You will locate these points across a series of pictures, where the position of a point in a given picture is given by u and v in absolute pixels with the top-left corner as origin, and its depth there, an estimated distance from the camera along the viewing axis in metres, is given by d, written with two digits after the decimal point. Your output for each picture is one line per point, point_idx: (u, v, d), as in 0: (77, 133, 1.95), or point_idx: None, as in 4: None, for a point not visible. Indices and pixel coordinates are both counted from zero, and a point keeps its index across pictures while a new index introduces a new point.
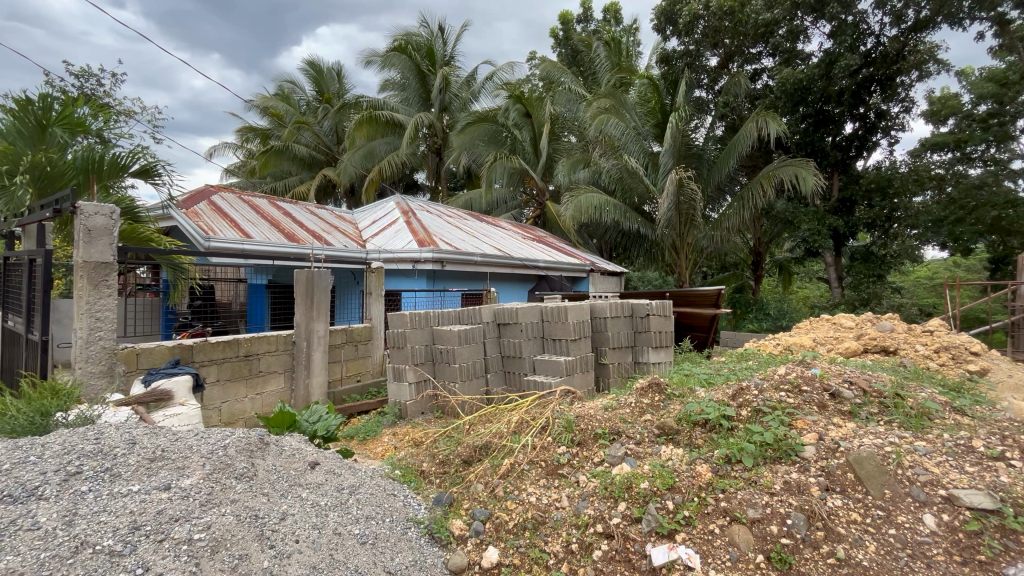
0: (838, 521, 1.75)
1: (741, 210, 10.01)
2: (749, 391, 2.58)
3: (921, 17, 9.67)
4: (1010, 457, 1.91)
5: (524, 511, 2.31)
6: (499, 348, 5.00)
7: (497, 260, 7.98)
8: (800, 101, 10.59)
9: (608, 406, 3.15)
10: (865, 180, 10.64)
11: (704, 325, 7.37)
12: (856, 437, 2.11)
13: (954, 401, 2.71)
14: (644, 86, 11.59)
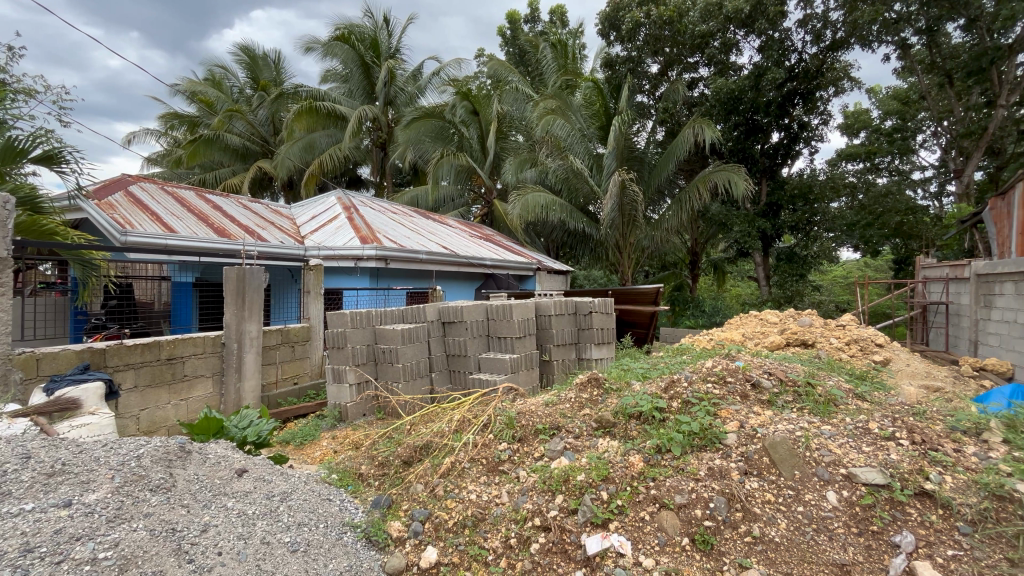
0: (754, 502, 1.87)
1: (679, 212, 10.50)
2: (679, 383, 2.72)
3: (838, 38, 10.53)
4: (900, 437, 2.08)
5: (463, 509, 2.31)
6: (444, 347, 4.96)
7: (443, 258, 7.89)
8: (732, 109, 11.26)
9: (549, 402, 3.21)
10: (790, 186, 11.49)
11: (644, 321, 7.68)
12: (771, 424, 2.27)
13: (857, 388, 2.99)
14: (589, 89, 11.86)
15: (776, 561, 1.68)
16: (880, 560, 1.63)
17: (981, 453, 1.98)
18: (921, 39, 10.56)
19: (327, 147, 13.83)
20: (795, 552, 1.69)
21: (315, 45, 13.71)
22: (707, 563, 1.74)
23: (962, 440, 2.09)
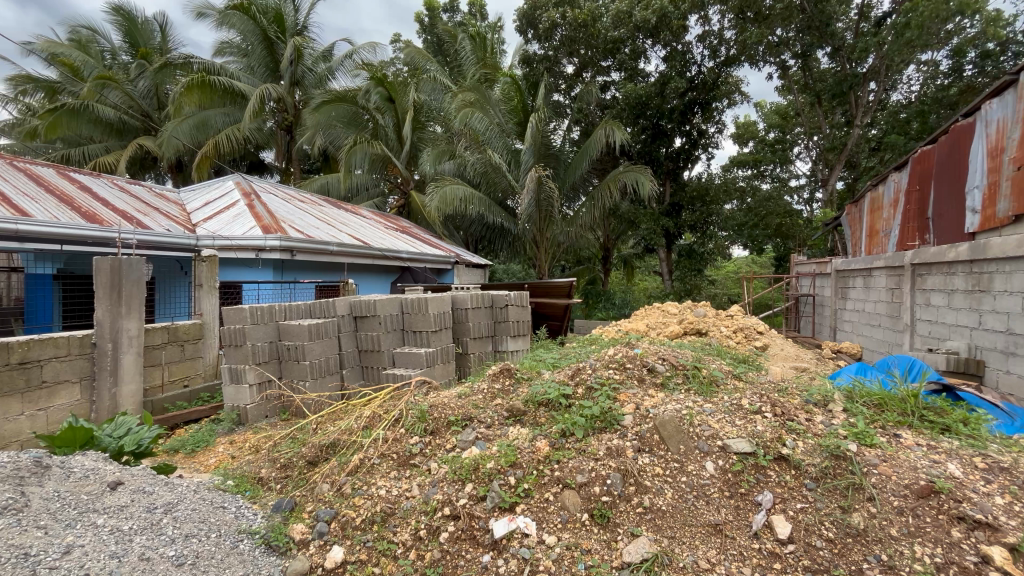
0: (646, 476, 2.04)
1: (593, 209, 10.95)
2: (584, 370, 2.91)
3: (731, 55, 11.50)
4: (765, 410, 2.35)
5: (372, 505, 2.28)
6: (356, 342, 4.78)
7: (355, 250, 7.56)
8: (640, 114, 12.02)
9: (462, 394, 3.25)
10: (690, 188, 12.53)
11: (558, 313, 8.06)
12: (662, 405, 2.48)
13: (735, 369, 3.39)
14: (507, 85, 11.99)
15: (661, 527, 1.85)
16: (746, 518, 1.84)
17: (826, 420, 2.31)
18: (798, 62, 11.99)
19: (224, 127, 12.64)
20: (677, 518, 1.87)
21: (208, 11, 12.41)
22: (603, 535, 1.88)
23: (812, 410, 2.43)
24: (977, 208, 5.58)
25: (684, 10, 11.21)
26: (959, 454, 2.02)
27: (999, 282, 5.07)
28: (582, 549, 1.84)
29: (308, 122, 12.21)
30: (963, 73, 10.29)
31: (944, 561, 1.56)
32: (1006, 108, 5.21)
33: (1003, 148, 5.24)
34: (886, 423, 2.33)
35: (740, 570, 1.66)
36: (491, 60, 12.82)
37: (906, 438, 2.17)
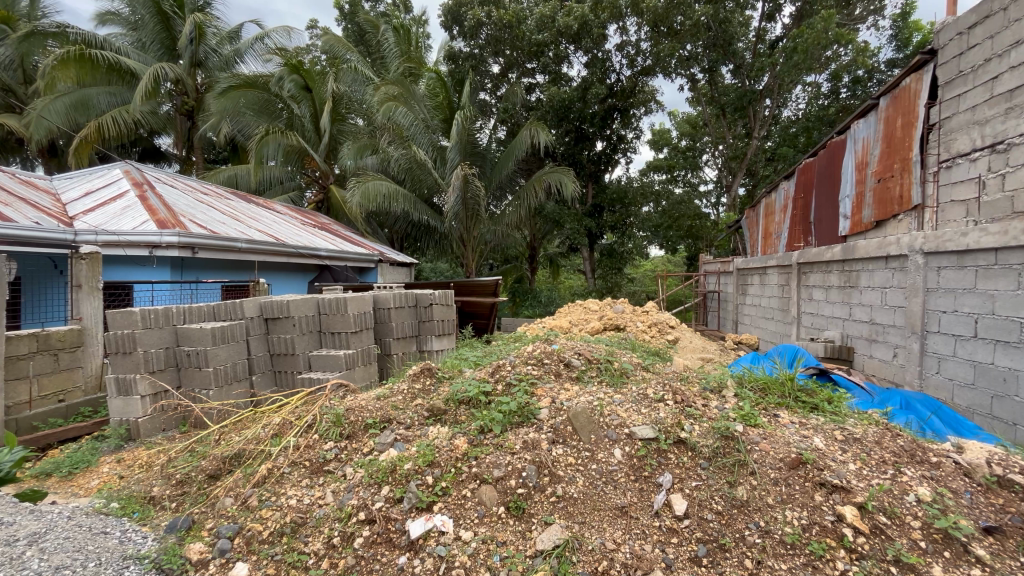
0: (559, 466, 2.13)
1: (518, 208, 11.12)
2: (504, 367, 2.98)
3: (646, 65, 12.23)
4: (667, 398, 2.55)
5: (281, 516, 2.17)
6: (267, 346, 4.49)
7: (267, 248, 7.09)
8: (563, 117, 12.41)
9: (381, 395, 3.19)
10: (610, 190, 13.16)
11: (485, 312, 8.08)
12: (575, 398, 2.60)
13: (644, 361, 3.64)
14: (431, 81, 11.82)
15: (573, 514, 1.93)
16: (649, 499, 1.97)
17: (719, 405, 2.54)
18: (705, 77, 13.02)
19: (109, 108, 11.28)
20: (587, 503, 1.97)
21: None
22: (518, 526, 1.93)
23: (708, 396, 2.66)
24: (849, 214, 6.39)
25: (603, 20, 11.68)
26: (823, 429, 2.32)
27: (864, 279, 5.85)
28: (497, 541, 1.88)
29: (213, 108, 11.23)
30: (839, 95, 11.72)
31: (809, 522, 1.76)
32: (870, 128, 6.02)
33: (867, 162, 6.04)
34: (767, 404, 2.62)
35: (642, 547, 1.78)
36: (416, 54, 12.56)
37: (783, 417, 2.45)
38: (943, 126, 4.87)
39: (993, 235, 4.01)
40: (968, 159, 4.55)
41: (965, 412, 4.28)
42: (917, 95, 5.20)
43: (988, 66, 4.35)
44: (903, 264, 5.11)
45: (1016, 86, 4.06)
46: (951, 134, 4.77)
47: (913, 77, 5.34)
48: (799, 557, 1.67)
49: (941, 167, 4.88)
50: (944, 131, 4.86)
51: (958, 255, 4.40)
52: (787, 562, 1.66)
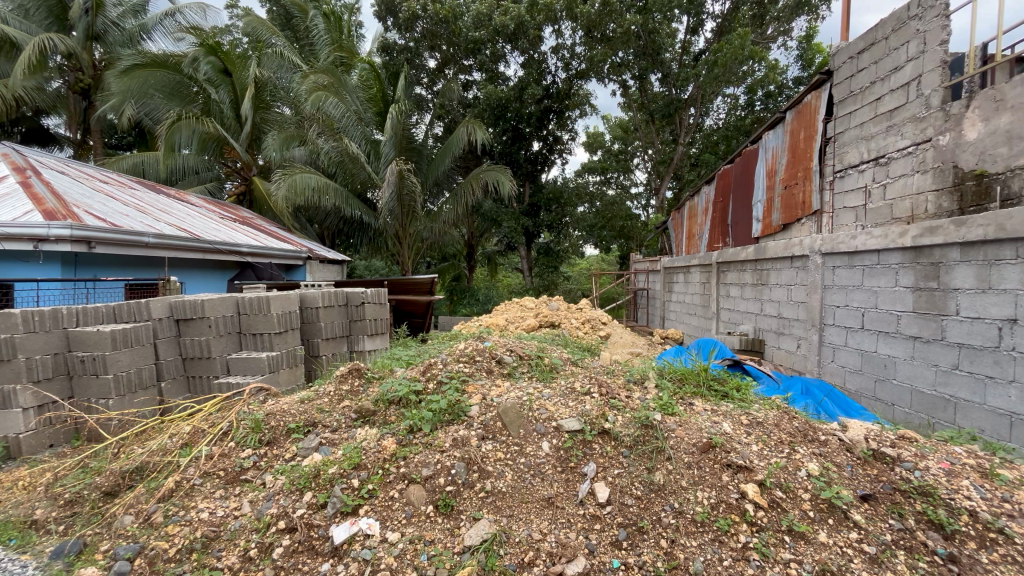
0: (488, 462, 2.15)
1: (455, 206, 11.03)
2: (436, 365, 2.97)
3: (581, 69, 12.61)
4: (593, 391, 2.65)
5: (190, 531, 2.01)
6: (177, 349, 4.13)
7: (179, 243, 6.52)
8: (500, 115, 12.48)
9: (305, 399, 3.07)
10: (546, 190, 13.43)
11: (420, 310, 7.99)
12: (505, 394, 2.64)
13: (574, 356, 3.77)
14: (364, 72, 11.45)
15: (501, 508, 1.96)
16: (574, 489, 2.04)
17: (641, 396, 2.68)
18: (636, 83, 13.64)
19: None
20: (515, 497, 2.01)
21: None
22: (447, 523, 1.93)
23: (631, 388, 2.81)
24: (760, 218, 6.97)
25: (539, 21, 11.85)
26: (731, 414, 2.52)
27: (773, 277, 6.40)
28: (425, 540, 1.86)
29: (114, 87, 10.22)
30: (754, 107, 12.73)
31: (717, 501, 1.90)
32: (778, 139, 6.59)
33: (776, 170, 6.62)
34: (684, 394, 2.80)
35: (567, 536, 1.83)
36: (347, 43, 12.08)
37: (697, 405, 2.63)
38: (837, 140, 5.43)
39: (876, 238, 4.53)
40: (857, 170, 5.11)
41: (854, 395, 4.81)
42: (817, 110, 5.76)
43: (873, 88, 4.89)
44: (805, 263, 5.65)
45: (894, 107, 4.60)
46: (843, 147, 5.33)
47: (814, 94, 5.91)
48: (707, 533, 1.80)
49: (836, 176, 5.44)
50: (838, 144, 5.41)
51: (848, 256, 4.93)
52: (697, 538, 1.78)
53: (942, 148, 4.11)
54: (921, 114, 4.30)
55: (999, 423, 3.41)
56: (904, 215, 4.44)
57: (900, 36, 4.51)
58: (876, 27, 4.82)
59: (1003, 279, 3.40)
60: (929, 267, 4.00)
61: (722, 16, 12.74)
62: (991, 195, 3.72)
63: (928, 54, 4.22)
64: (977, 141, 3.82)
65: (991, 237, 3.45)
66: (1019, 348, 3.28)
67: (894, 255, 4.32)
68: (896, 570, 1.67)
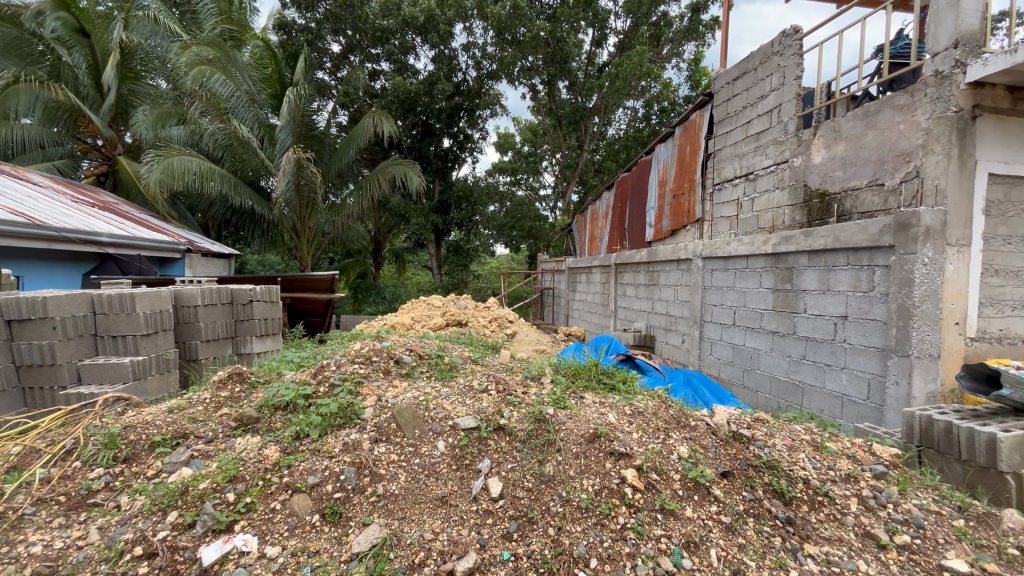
0: (380, 464, 2.11)
1: (360, 199, 10.53)
2: (328, 367, 2.83)
3: (492, 69, 12.73)
4: (490, 388, 2.71)
5: (15, 570, 1.70)
6: (10, 356, 3.48)
7: (12, 228, 5.46)
8: (409, 109, 12.19)
9: (174, 408, 2.77)
10: (456, 188, 13.37)
11: (320, 310, 7.56)
12: (401, 395, 2.60)
13: (476, 354, 3.80)
14: (258, 49, 10.47)
15: (392, 510, 1.92)
16: (467, 486, 2.06)
17: (536, 391, 2.78)
18: (545, 89, 14.10)
19: None
20: (408, 498, 1.98)
21: None
22: (334, 532, 1.85)
23: (528, 384, 2.91)
24: (652, 223, 7.57)
25: (449, 17, 11.76)
26: (617, 405, 2.72)
27: (663, 278, 6.98)
28: (309, 551, 1.77)
29: None
30: (651, 121, 13.78)
31: (600, 487, 2.01)
32: (668, 151, 7.21)
33: (666, 180, 7.22)
34: (576, 388, 2.96)
35: (459, 533, 1.85)
36: (238, 16, 11.03)
37: (587, 398, 2.79)
38: (716, 155, 6.06)
39: (745, 245, 5.14)
40: (731, 183, 5.74)
41: (727, 383, 5.42)
42: (700, 128, 6.39)
43: (744, 112, 5.53)
44: (689, 266, 6.23)
45: (761, 130, 5.23)
46: (720, 162, 5.95)
47: (698, 113, 6.54)
48: (590, 518, 1.90)
49: (714, 188, 6.07)
50: (716, 160, 6.05)
51: (723, 260, 5.55)
52: (582, 524, 1.88)
53: (797, 169, 4.75)
54: (781, 138, 4.94)
55: (834, 403, 4.05)
56: (767, 225, 5.08)
57: (766, 68, 5.13)
58: (748, 58, 5.44)
59: (838, 283, 4.03)
60: (784, 271, 4.62)
61: (624, 33, 13.62)
62: (830, 211, 4.40)
63: (786, 87, 4.86)
64: (821, 165, 4.48)
65: (830, 247, 4.08)
66: (848, 340, 3.92)
67: (759, 260, 4.95)
68: (745, 535, 1.92)
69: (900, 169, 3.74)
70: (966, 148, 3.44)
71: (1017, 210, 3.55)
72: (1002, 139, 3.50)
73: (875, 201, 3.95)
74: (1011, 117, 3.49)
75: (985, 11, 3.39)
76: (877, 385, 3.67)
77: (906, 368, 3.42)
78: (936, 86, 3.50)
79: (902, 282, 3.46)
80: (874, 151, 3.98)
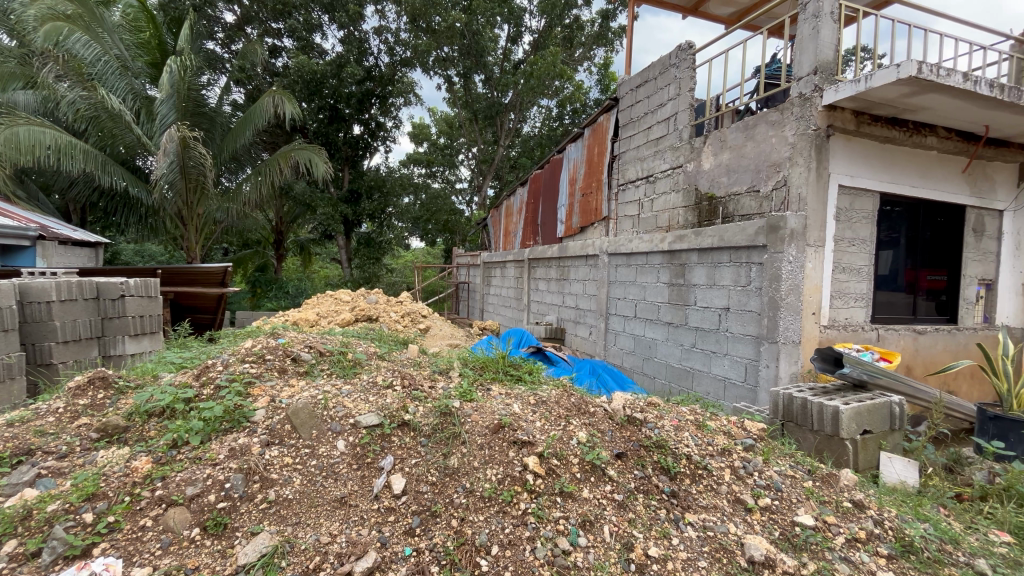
0: (272, 469, 1.99)
1: (258, 185, 9.67)
2: (213, 368, 2.61)
3: (405, 56, 12.35)
4: (395, 384, 2.65)
5: None
6: None
7: None
8: (315, 91, 11.47)
9: (17, 420, 2.38)
10: (368, 177, 12.81)
11: (210, 306, 6.90)
12: (298, 394, 2.47)
13: (382, 350, 3.69)
14: (133, 9, 9.21)
15: (285, 516, 1.82)
16: (368, 485, 2.01)
17: (443, 385, 2.78)
18: (461, 81, 13.99)
19: None
20: (304, 503, 1.88)
21: None
22: (216, 545, 1.71)
23: (435, 378, 2.90)
24: (563, 220, 7.85)
25: None
26: (521, 396, 2.80)
27: (572, 273, 7.27)
28: (187, 569, 1.61)
29: None
30: (564, 120, 14.23)
31: (503, 475, 2.05)
32: (578, 151, 7.51)
33: (576, 179, 7.52)
34: (483, 380, 3.00)
35: (359, 533, 1.79)
36: None
37: (494, 390, 2.84)
38: (620, 157, 6.43)
39: (646, 242, 5.52)
40: (634, 185, 6.13)
41: (629, 371, 5.80)
42: (607, 130, 6.73)
43: (646, 118, 5.92)
44: (596, 261, 6.56)
45: (660, 136, 5.63)
46: (624, 165, 6.32)
47: (605, 116, 6.88)
48: (493, 507, 1.93)
49: (619, 188, 6.43)
50: (621, 162, 6.41)
51: (627, 256, 5.92)
52: (484, 513, 1.91)
53: (689, 173, 5.19)
54: (676, 145, 5.37)
55: (718, 386, 4.50)
56: (664, 225, 5.49)
57: (664, 78, 5.52)
58: (649, 67, 5.81)
59: (722, 278, 4.48)
60: (678, 267, 5.04)
61: (538, 33, 13.89)
62: (715, 214, 4.86)
63: (681, 97, 5.28)
64: (709, 170, 4.94)
65: (716, 245, 4.52)
66: (730, 329, 4.38)
67: (657, 256, 5.35)
68: (635, 510, 2.08)
69: (772, 178, 4.23)
70: (822, 162, 3.98)
71: (859, 216, 4.19)
72: (849, 156, 4.10)
73: (751, 205, 4.44)
74: (855, 137, 4.09)
75: (838, 45, 3.94)
76: (752, 369, 4.14)
77: (774, 353, 3.91)
78: (800, 106, 4.00)
79: (772, 278, 3.94)
80: (751, 161, 4.47)
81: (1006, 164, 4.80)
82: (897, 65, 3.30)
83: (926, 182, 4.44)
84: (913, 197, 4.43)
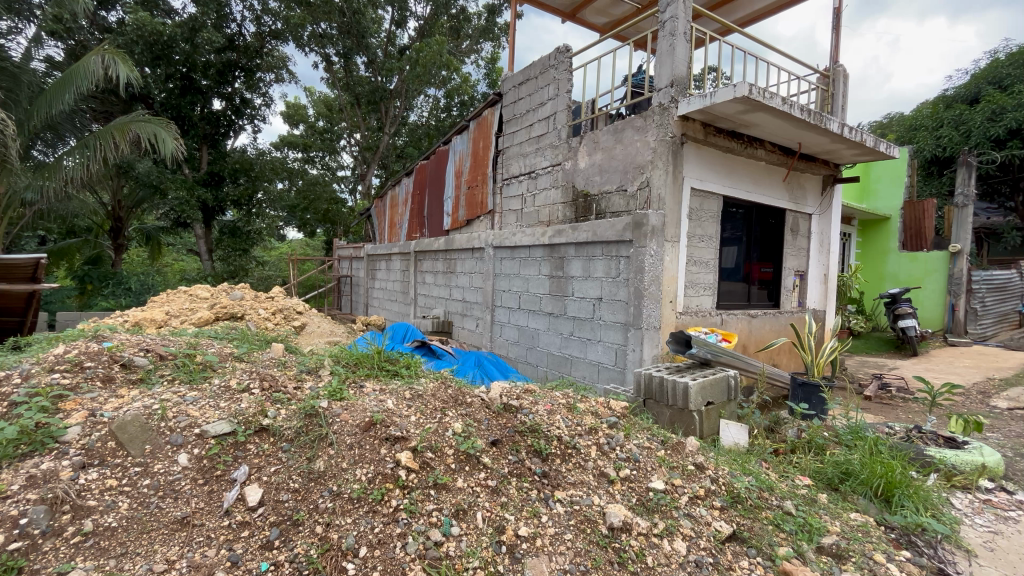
0: (87, 496, 1.69)
1: (85, 160, 8.04)
2: (7, 381, 2.15)
3: (276, 28, 11.24)
4: (253, 387, 2.41)
5: None
6: None
7: None
8: (160, 56, 9.86)
9: None
10: (231, 158, 11.43)
11: (17, 307, 5.64)
12: (127, 404, 2.14)
13: (240, 350, 3.33)
14: None
15: (106, 549, 1.56)
16: (217, 500, 1.80)
17: (311, 385, 2.59)
18: (340, 62, 13.11)
19: None
20: (132, 529, 1.64)
21: None
22: None
23: (302, 378, 2.69)
24: (449, 212, 7.79)
25: None
26: (397, 391, 2.72)
27: (459, 265, 7.27)
28: None
29: None
30: (451, 112, 14.11)
31: (373, 474, 1.98)
32: (464, 143, 7.50)
33: (462, 171, 7.51)
34: (356, 377, 2.86)
35: (203, 555, 1.60)
36: None
37: (367, 387, 2.72)
38: (504, 152, 6.55)
39: (528, 236, 5.71)
40: (517, 180, 6.29)
41: (513, 360, 5.98)
42: (491, 124, 6.81)
43: (527, 116, 6.10)
44: (482, 254, 6.64)
45: (541, 134, 5.84)
46: (508, 159, 6.46)
47: (489, 110, 6.94)
48: (362, 507, 1.86)
49: (503, 183, 6.56)
50: (505, 156, 6.54)
51: (511, 249, 6.08)
52: (352, 515, 1.82)
53: (567, 171, 5.48)
54: (556, 143, 5.62)
55: (593, 370, 4.84)
56: (544, 220, 5.73)
57: (544, 78, 5.73)
58: (530, 66, 5.98)
59: (595, 270, 4.82)
60: (557, 260, 5.30)
61: (424, 20, 13.55)
62: (589, 210, 5.20)
63: (559, 98, 5.53)
64: (584, 169, 5.26)
65: (590, 239, 4.83)
66: (602, 317, 4.74)
67: (539, 250, 5.57)
68: (508, 494, 2.15)
69: (636, 178, 4.64)
70: (677, 167, 4.46)
71: (705, 215, 4.78)
72: (698, 162, 4.65)
73: (619, 203, 4.83)
74: (703, 145, 4.65)
75: (689, 63, 4.44)
76: (621, 353, 4.51)
77: (639, 337, 4.31)
78: (659, 114, 4.43)
79: (637, 269, 4.33)
80: (620, 162, 4.84)
81: (813, 175, 5.81)
82: (735, 85, 3.82)
83: (755, 187, 5.21)
84: (748, 200, 5.17)
